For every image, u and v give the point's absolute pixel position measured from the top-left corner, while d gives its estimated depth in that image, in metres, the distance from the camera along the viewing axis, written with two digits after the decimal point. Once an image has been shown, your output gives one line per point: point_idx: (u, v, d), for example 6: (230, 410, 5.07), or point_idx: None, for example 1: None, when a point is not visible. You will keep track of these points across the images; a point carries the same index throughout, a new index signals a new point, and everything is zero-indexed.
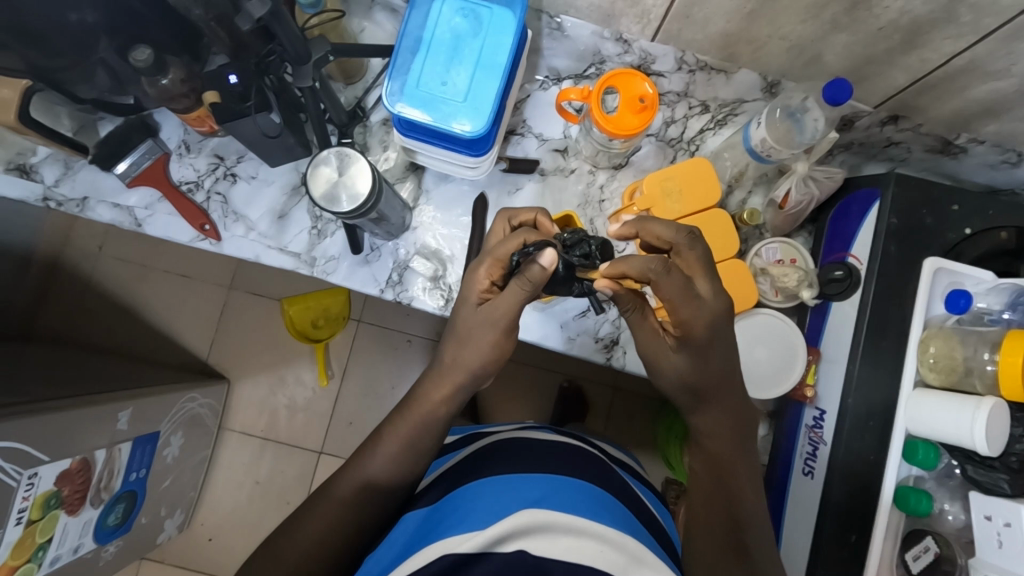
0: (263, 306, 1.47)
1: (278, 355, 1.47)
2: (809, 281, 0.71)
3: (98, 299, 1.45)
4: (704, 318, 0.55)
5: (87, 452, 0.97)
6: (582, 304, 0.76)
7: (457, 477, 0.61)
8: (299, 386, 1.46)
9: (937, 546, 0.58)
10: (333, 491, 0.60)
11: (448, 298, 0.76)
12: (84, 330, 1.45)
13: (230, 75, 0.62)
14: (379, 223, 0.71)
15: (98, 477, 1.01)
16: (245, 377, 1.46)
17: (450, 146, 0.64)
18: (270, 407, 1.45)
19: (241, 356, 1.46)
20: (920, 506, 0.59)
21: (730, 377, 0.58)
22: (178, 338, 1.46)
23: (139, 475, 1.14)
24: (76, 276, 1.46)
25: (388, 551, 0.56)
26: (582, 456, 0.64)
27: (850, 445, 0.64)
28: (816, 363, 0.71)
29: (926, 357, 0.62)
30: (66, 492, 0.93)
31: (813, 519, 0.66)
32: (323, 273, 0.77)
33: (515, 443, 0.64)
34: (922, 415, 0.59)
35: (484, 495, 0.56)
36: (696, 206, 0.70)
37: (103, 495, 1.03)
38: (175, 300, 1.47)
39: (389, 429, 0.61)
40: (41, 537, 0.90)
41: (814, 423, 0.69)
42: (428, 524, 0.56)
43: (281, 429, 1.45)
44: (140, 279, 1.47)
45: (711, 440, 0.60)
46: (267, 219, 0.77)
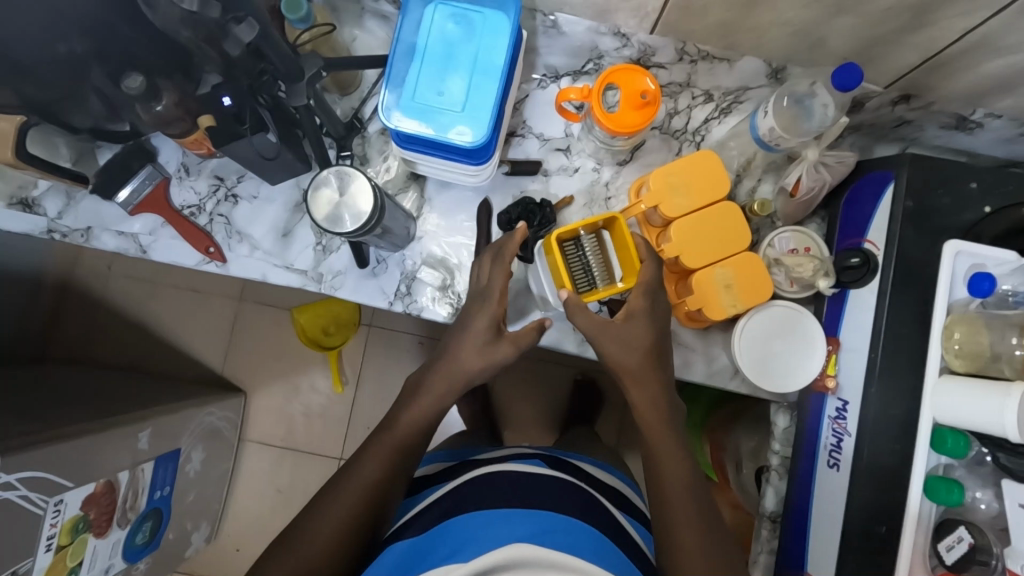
0: (273, 316, 1.49)
1: (290, 363, 1.48)
2: (826, 270, 0.70)
3: (111, 319, 1.48)
4: (642, 299, 0.62)
5: (110, 474, 0.99)
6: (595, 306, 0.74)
7: (444, 510, 0.66)
8: (314, 393, 1.47)
9: (971, 535, 0.56)
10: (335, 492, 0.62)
11: (457, 306, 0.75)
12: (100, 349, 1.48)
13: (223, 96, 0.61)
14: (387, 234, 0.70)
15: (123, 498, 1.02)
16: (261, 388, 1.48)
17: (449, 156, 0.62)
18: (287, 415, 1.47)
19: (255, 368, 1.48)
20: (953, 497, 0.57)
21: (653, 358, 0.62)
22: (192, 353, 1.48)
23: (163, 492, 1.16)
24: (87, 297, 1.49)
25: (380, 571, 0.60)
26: (572, 492, 0.68)
27: (874, 435, 0.63)
28: (836, 353, 0.70)
29: (951, 344, 0.60)
30: (92, 515, 0.95)
31: (841, 511, 0.65)
32: (331, 288, 0.76)
33: (501, 476, 0.69)
34: (949, 405, 0.57)
35: (473, 531, 0.62)
36: (703, 201, 0.68)
37: (129, 515, 1.05)
38: (187, 315, 1.49)
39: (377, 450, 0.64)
40: (72, 561, 0.92)
41: (838, 413, 0.68)
42: (414, 555, 0.61)
43: (299, 436, 1.47)
44: (151, 297, 1.48)
45: (648, 421, 0.62)
46: (270, 237, 0.76)
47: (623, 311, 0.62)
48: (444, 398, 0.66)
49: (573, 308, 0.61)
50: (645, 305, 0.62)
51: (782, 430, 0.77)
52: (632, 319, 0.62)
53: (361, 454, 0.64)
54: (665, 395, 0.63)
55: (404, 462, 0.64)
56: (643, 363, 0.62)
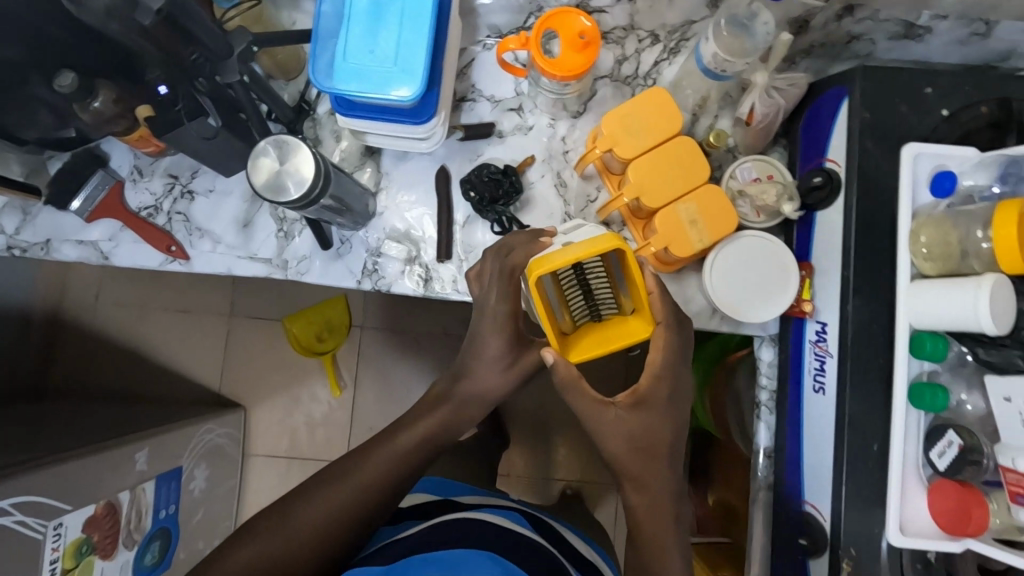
0: (266, 327, 1.68)
1: (289, 373, 1.68)
2: (790, 193, 0.68)
3: (105, 346, 1.67)
4: (654, 387, 0.64)
5: (112, 496, 1.08)
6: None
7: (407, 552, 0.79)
8: (315, 402, 1.67)
9: (960, 438, 0.55)
10: (333, 481, 0.71)
11: (426, 278, 0.75)
12: (105, 377, 1.66)
13: (160, 85, 0.63)
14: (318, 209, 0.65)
15: (126, 518, 1.13)
16: (257, 403, 1.67)
17: (392, 118, 0.61)
18: (289, 426, 1.66)
19: (251, 384, 1.67)
20: (937, 401, 0.56)
21: (654, 453, 0.65)
22: (187, 373, 1.67)
23: (168, 512, 1.27)
24: (94, 329, 1.67)
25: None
26: (534, 550, 0.84)
27: (855, 354, 0.62)
28: (810, 277, 0.68)
29: (919, 248, 0.58)
30: (96, 537, 1.04)
31: (831, 434, 0.64)
32: (298, 274, 0.75)
33: (465, 523, 0.85)
34: (927, 309, 0.56)
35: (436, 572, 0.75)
36: (660, 138, 0.67)
37: (135, 536, 1.16)
38: (180, 333, 1.68)
39: (371, 455, 0.73)
40: None
41: (818, 338, 0.67)
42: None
43: (302, 446, 1.66)
44: (138, 319, 1.68)
45: (644, 510, 0.66)
46: (232, 229, 0.75)
47: (631, 397, 0.64)
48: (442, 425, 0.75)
49: (565, 381, 0.61)
50: (659, 393, 0.65)
51: (767, 364, 0.74)
52: (637, 401, 0.64)
53: (366, 456, 0.73)
54: (665, 483, 0.66)
55: (397, 472, 0.72)
56: (647, 457, 0.65)
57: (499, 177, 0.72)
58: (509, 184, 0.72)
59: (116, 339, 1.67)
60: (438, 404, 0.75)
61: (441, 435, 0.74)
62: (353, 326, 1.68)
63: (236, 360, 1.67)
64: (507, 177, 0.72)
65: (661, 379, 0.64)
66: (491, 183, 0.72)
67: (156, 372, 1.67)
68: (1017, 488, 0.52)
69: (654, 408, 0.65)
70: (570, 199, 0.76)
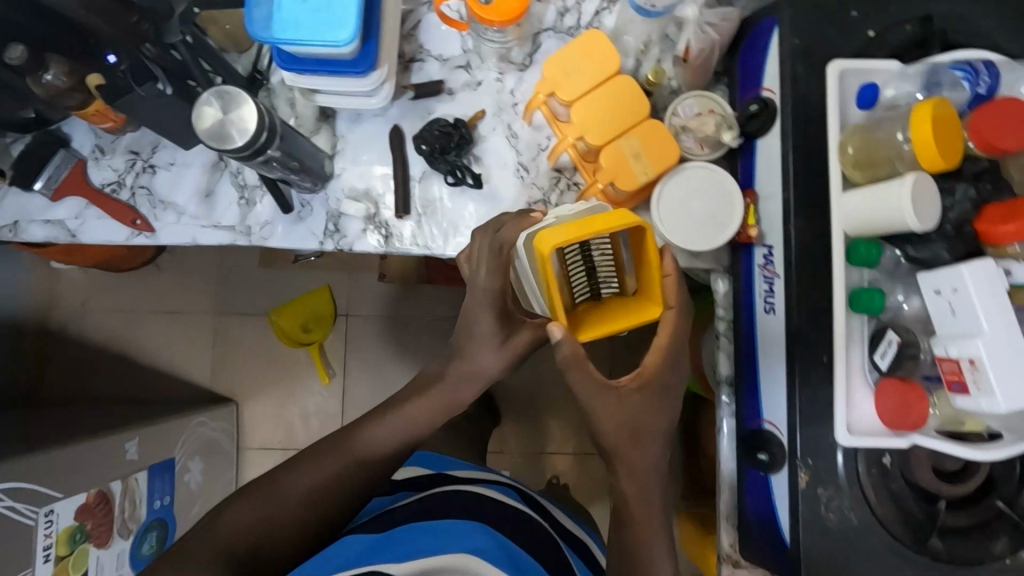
0: (255, 323, 1.70)
1: (280, 366, 1.69)
2: (729, 123, 0.70)
3: (97, 352, 1.68)
4: (655, 370, 0.63)
5: (103, 485, 1.10)
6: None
7: (401, 518, 0.79)
8: (307, 393, 1.68)
9: (898, 336, 0.58)
10: (321, 454, 0.73)
11: (386, 235, 0.77)
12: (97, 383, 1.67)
13: (109, 54, 0.64)
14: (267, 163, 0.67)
15: (120, 508, 1.15)
16: (251, 398, 1.68)
17: (333, 69, 0.63)
18: (283, 419, 1.67)
19: (243, 380, 1.68)
20: (874, 303, 0.59)
21: (646, 430, 0.64)
22: (179, 372, 1.68)
23: (163, 502, 1.29)
24: (85, 335, 1.68)
25: (334, 557, 0.71)
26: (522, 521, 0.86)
27: (800, 272, 0.64)
28: (754, 203, 0.70)
29: (847, 159, 0.61)
30: (89, 525, 1.06)
31: (782, 352, 0.66)
32: (261, 240, 0.77)
33: (456, 494, 0.86)
34: (857, 214, 0.58)
35: (426, 538, 0.75)
36: (599, 77, 0.69)
37: (130, 525, 1.18)
38: (170, 334, 1.69)
39: (361, 430, 0.75)
40: (75, 570, 1.04)
41: (765, 261, 0.69)
42: (373, 547, 0.72)
43: (296, 437, 1.66)
44: (129, 325, 1.69)
45: (631, 481, 0.65)
46: (194, 200, 0.77)
47: (635, 380, 0.62)
48: (435, 404, 0.77)
49: (569, 361, 0.58)
50: (660, 377, 0.63)
51: (723, 296, 0.76)
52: (638, 386, 0.62)
53: (353, 434, 0.75)
54: (656, 456, 0.65)
55: (383, 448, 0.75)
56: (640, 435, 0.64)
57: (449, 130, 0.74)
58: (460, 138, 0.75)
59: (106, 344, 1.68)
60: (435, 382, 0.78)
61: (429, 410, 0.77)
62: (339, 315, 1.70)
63: (226, 356, 1.69)
64: (457, 131, 0.74)
65: (663, 362, 0.63)
66: (444, 137, 0.74)
67: (148, 374, 1.68)
68: (954, 376, 0.54)
69: (653, 390, 0.64)
70: (522, 149, 0.78)
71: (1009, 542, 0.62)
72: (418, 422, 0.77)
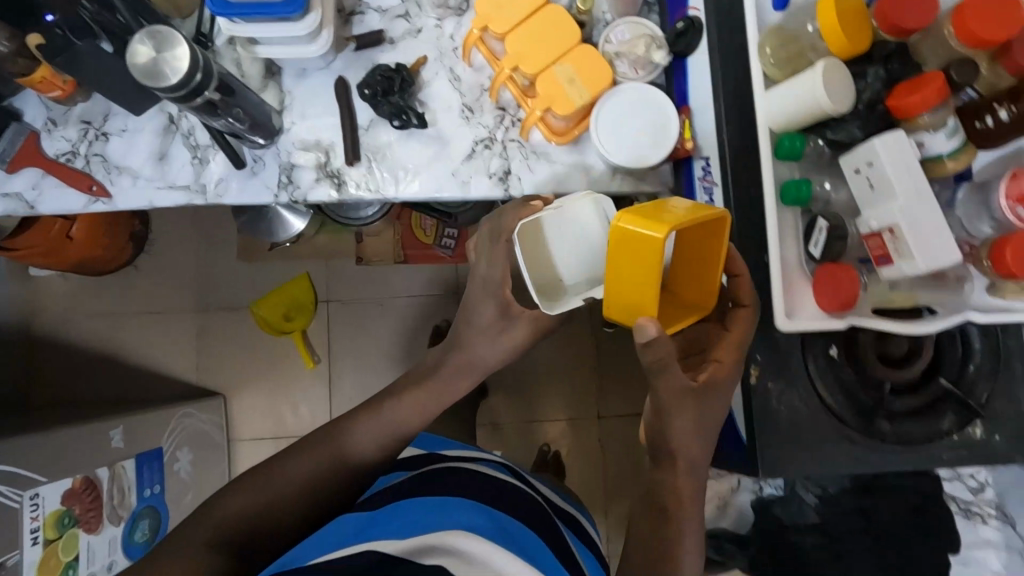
0: (236, 316, 1.70)
1: (265, 356, 1.70)
2: (658, 43, 0.71)
3: (81, 357, 1.68)
4: (723, 370, 0.62)
5: (89, 472, 1.11)
6: (582, 280, 0.71)
7: (388, 497, 0.69)
8: (294, 380, 1.69)
9: (827, 221, 0.60)
10: (316, 446, 0.75)
11: (339, 183, 0.78)
12: (83, 387, 1.67)
13: (48, 15, 0.70)
14: (207, 107, 0.68)
15: (109, 495, 1.16)
16: (238, 389, 1.68)
17: (266, 11, 0.65)
18: (272, 408, 1.68)
19: (229, 373, 1.69)
20: (803, 193, 0.61)
21: (703, 427, 0.62)
22: (164, 370, 1.68)
23: (154, 490, 1.29)
24: (66, 341, 1.68)
25: (319, 542, 0.62)
26: (530, 505, 0.78)
27: (737, 177, 0.69)
28: (689, 119, 0.71)
29: (768, 58, 0.63)
30: (77, 509, 1.07)
31: None
32: (217, 197, 0.79)
33: (456, 477, 0.75)
34: (781, 109, 0.60)
35: (420, 514, 0.65)
36: (529, 8, 0.71)
37: (120, 512, 1.18)
38: (152, 333, 1.69)
39: (357, 419, 0.78)
40: (66, 556, 1.04)
41: (703, 172, 0.72)
42: (363, 527, 0.63)
43: (287, 424, 1.68)
44: (111, 327, 1.69)
45: (672, 472, 0.62)
46: (148, 163, 0.79)
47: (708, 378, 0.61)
48: (433, 389, 0.82)
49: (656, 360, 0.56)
50: (732, 375, 0.62)
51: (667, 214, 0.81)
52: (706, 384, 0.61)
53: (349, 424, 0.77)
54: (706, 444, 0.63)
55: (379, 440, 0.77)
56: (701, 429, 0.62)
57: (393, 76, 0.76)
58: (403, 82, 0.76)
59: (88, 348, 1.68)
60: (436, 370, 0.83)
61: (427, 400, 0.81)
62: (319, 301, 1.71)
63: (210, 351, 1.69)
64: (399, 76, 0.76)
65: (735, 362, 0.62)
66: (390, 82, 0.76)
67: (134, 375, 1.68)
68: (880, 250, 0.56)
69: (716, 390, 0.62)
70: (465, 90, 0.79)
71: (955, 419, 0.64)
72: (417, 415, 0.80)
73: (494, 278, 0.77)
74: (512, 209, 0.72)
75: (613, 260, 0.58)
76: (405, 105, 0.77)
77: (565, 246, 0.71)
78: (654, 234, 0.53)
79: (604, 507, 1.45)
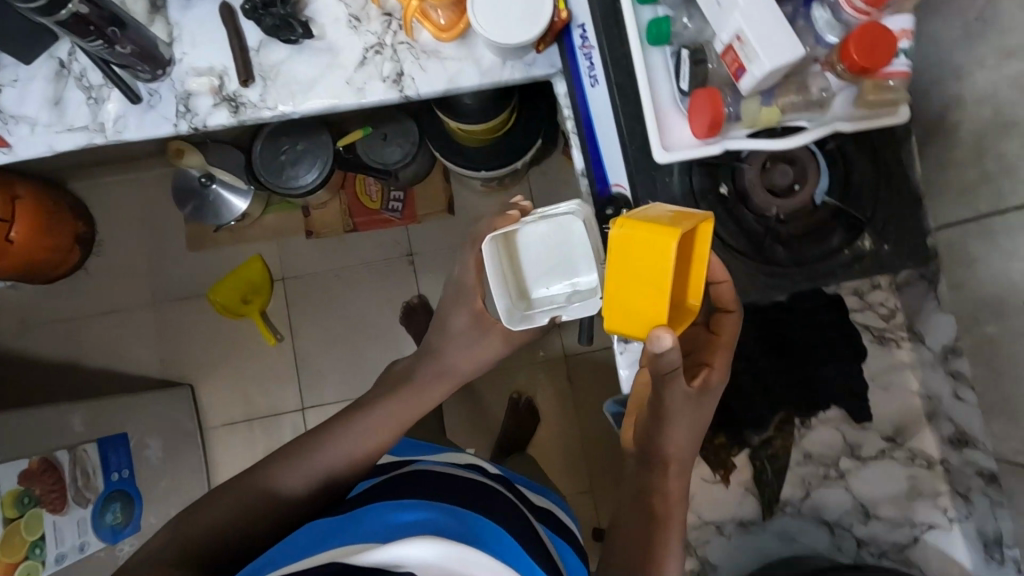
0: (194, 306, 1.69)
1: (228, 342, 1.69)
2: None
3: (40, 366, 1.67)
4: (712, 373, 0.64)
5: (48, 454, 1.12)
6: (545, 287, 0.74)
7: (367, 501, 0.71)
8: (261, 362, 1.69)
9: (689, 50, 0.63)
10: (300, 448, 0.75)
11: (237, 106, 0.79)
12: (46, 396, 1.66)
13: None
14: (77, 23, 0.68)
15: (73, 478, 1.17)
16: (205, 377, 1.68)
17: None
18: (242, 392, 1.68)
19: (193, 363, 1.68)
20: (663, 29, 0.63)
21: (693, 428, 0.64)
22: (126, 368, 1.67)
23: (122, 474, 1.29)
24: (22, 352, 1.66)
25: (290, 546, 0.62)
26: (509, 503, 0.80)
27: (610, 36, 0.69)
28: None
29: None
30: (38, 490, 1.08)
31: (609, 111, 0.70)
32: (117, 134, 0.80)
33: (431, 479, 0.77)
34: None
35: (393, 514, 0.66)
36: None
37: (87, 494, 1.20)
38: (109, 334, 1.68)
39: (343, 421, 0.79)
40: (32, 535, 1.05)
41: (582, 39, 0.73)
42: (332, 532, 0.64)
43: (258, 406, 1.67)
44: (67, 333, 1.68)
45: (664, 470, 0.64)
46: (44, 109, 0.79)
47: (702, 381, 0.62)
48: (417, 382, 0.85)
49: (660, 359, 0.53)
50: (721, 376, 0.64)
51: (563, 97, 0.80)
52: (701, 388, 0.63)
53: (336, 433, 0.77)
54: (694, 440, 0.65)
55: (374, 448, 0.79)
56: (690, 430, 0.64)
57: None
58: None
59: (46, 356, 1.67)
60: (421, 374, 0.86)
61: (416, 406, 0.83)
62: (275, 280, 1.70)
63: (173, 345, 1.68)
64: None
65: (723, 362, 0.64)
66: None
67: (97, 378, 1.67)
68: (735, 63, 0.58)
69: (707, 395, 0.64)
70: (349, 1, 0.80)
71: (844, 235, 0.67)
72: (405, 420, 0.82)
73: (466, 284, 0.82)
74: (487, 219, 0.75)
75: (618, 275, 0.56)
76: (285, 16, 0.76)
77: (533, 260, 0.73)
78: (658, 237, 0.53)
79: (581, 444, 1.47)
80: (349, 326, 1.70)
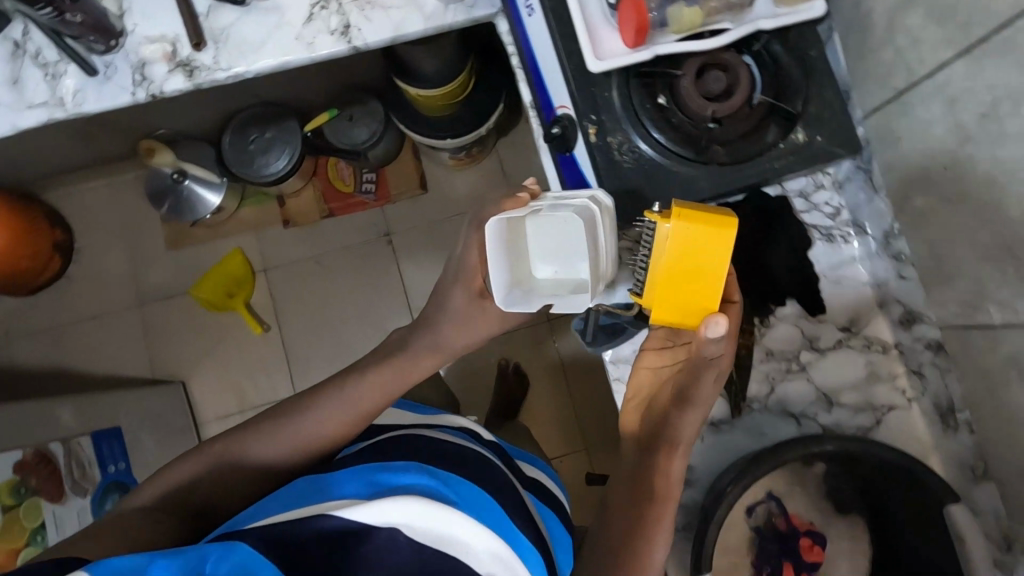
0: (178, 305, 1.71)
1: (216, 338, 1.71)
2: None
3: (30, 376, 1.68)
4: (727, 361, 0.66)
5: (42, 444, 1.14)
6: (549, 271, 0.64)
7: (362, 461, 0.71)
8: (249, 355, 1.71)
9: None
10: (278, 413, 0.76)
11: (191, 71, 0.82)
12: None
13: None
14: None
15: (68, 468, 1.20)
16: (195, 374, 1.69)
17: None
18: (233, 385, 1.69)
19: (182, 360, 1.69)
20: None
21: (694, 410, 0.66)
22: (116, 372, 1.68)
23: (117, 467, 1.28)
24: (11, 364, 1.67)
25: (276, 502, 0.63)
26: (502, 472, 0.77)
27: None
28: None
29: None
30: (33, 481, 1.12)
31: (546, 36, 0.73)
32: (76, 108, 0.82)
33: (429, 443, 0.76)
34: None
35: (386, 476, 0.65)
36: None
37: (84, 484, 1.23)
38: (96, 339, 1.69)
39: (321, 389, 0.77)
40: (32, 522, 1.11)
41: None
42: (321, 491, 0.64)
43: (250, 397, 1.69)
44: (54, 341, 1.69)
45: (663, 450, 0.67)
46: (4, 89, 0.81)
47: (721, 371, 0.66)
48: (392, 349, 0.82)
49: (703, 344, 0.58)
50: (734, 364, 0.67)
51: (506, 35, 0.83)
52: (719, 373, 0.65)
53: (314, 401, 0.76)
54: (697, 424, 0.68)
55: (350, 417, 0.76)
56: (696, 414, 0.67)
57: None
58: None
59: (34, 366, 1.68)
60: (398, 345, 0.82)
61: (394, 380, 0.79)
62: (256, 272, 1.72)
63: (161, 344, 1.70)
64: None
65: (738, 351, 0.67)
66: None
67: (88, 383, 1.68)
68: None
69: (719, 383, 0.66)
70: None
71: (778, 129, 0.71)
72: (383, 388, 0.78)
73: (467, 263, 0.77)
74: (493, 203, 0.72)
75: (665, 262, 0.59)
76: None
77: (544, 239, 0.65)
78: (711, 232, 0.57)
79: (571, 401, 1.50)
80: (332, 310, 1.72)
